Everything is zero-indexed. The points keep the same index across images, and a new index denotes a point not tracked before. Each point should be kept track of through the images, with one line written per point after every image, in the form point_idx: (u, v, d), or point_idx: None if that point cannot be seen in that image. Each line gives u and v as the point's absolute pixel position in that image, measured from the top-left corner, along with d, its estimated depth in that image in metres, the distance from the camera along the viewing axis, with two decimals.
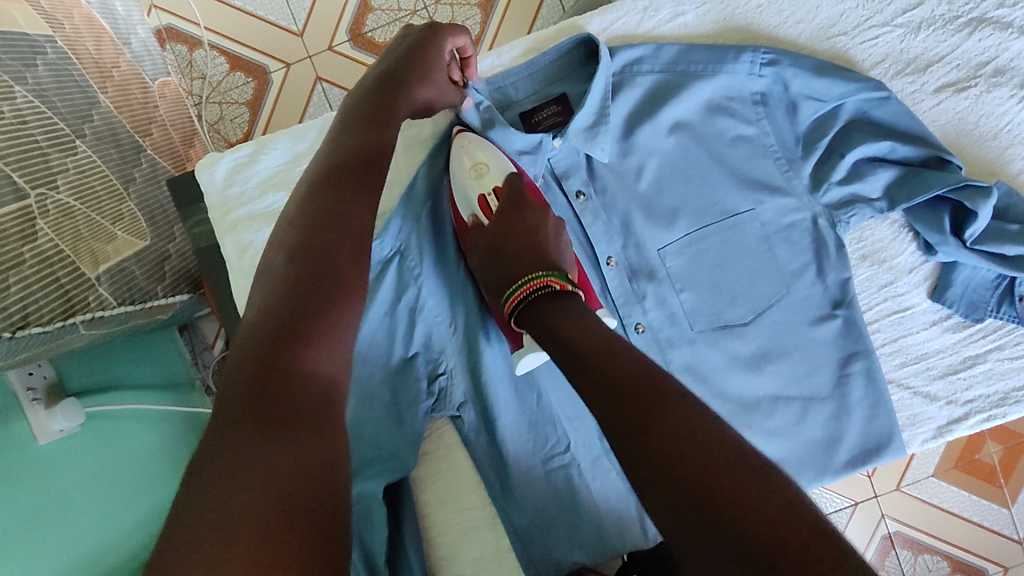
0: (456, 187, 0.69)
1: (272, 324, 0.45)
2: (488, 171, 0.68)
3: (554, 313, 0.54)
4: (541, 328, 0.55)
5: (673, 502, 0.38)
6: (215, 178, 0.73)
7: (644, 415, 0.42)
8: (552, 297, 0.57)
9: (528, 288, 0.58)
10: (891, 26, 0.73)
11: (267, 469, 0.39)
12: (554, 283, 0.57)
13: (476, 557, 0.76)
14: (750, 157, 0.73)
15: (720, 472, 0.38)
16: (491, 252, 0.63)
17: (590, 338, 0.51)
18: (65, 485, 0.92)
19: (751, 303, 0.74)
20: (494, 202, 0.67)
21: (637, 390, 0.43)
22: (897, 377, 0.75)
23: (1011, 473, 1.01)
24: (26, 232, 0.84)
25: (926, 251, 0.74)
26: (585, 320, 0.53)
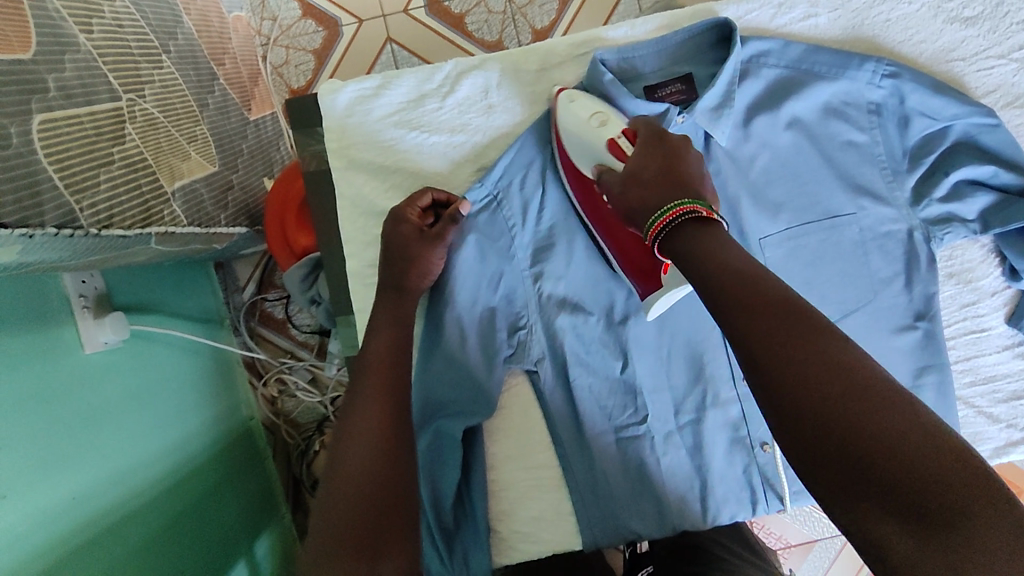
0: (577, 136, 0.68)
1: (373, 465, 0.58)
2: (610, 118, 0.66)
3: (695, 242, 0.50)
4: (674, 254, 0.51)
5: (814, 425, 0.41)
6: (337, 107, 0.75)
7: (792, 343, 0.43)
8: (697, 227, 0.50)
9: (673, 213, 0.51)
10: (1006, 59, 0.76)
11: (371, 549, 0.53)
12: (701, 210, 0.51)
13: (535, 516, 0.79)
14: (858, 163, 0.75)
15: (854, 404, 0.40)
16: (630, 185, 0.57)
17: (717, 263, 0.48)
18: (105, 398, 0.98)
19: (840, 304, 0.76)
20: (625, 145, 0.63)
21: (781, 321, 0.44)
22: (964, 395, 0.79)
23: None
24: (116, 133, 0.84)
25: (1011, 277, 0.77)
26: (727, 245, 0.49)
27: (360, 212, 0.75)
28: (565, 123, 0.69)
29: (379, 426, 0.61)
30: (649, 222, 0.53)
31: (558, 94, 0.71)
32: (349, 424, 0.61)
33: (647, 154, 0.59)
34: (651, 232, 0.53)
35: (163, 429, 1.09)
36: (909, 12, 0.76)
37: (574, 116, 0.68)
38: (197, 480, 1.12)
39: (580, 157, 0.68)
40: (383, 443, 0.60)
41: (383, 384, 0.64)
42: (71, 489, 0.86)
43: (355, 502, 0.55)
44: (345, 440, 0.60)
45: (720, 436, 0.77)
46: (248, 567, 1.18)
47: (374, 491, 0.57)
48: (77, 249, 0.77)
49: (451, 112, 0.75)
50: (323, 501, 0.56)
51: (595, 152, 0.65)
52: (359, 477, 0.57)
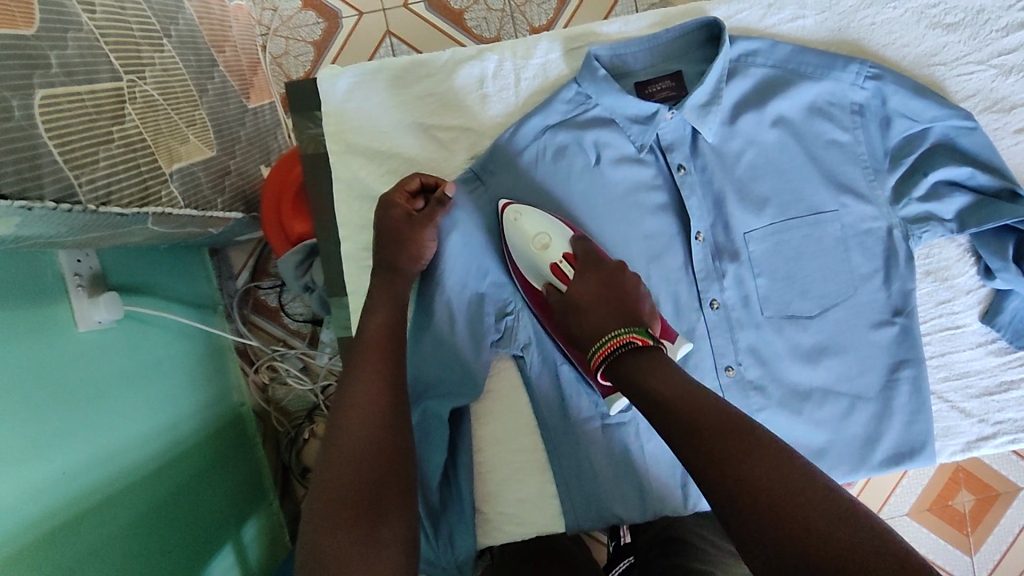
0: (521, 257, 0.71)
1: (369, 442, 0.61)
2: (551, 240, 0.70)
3: (638, 368, 0.58)
4: (622, 380, 0.59)
5: (768, 532, 0.48)
6: (336, 91, 0.76)
7: (737, 458, 0.51)
8: (635, 352, 0.59)
9: (612, 344, 0.60)
10: (985, 65, 0.78)
11: (371, 523, 0.56)
12: (637, 339, 0.59)
13: (520, 498, 0.81)
14: (841, 162, 0.77)
15: (799, 511, 0.47)
16: (580, 314, 0.65)
17: (666, 384, 0.56)
18: (97, 376, 0.99)
19: (820, 298, 0.78)
20: (568, 269, 0.69)
21: (721, 440, 0.52)
22: (938, 389, 0.82)
23: (978, 523, 1.11)
24: (116, 112, 0.85)
25: (985, 276, 0.79)
26: (668, 372, 0.57)
27: (356, 196, 0.76)
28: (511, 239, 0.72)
29: (374, 402, 0.64)
30: (592, 353, 0.62)
31: (502, 211, 0.72)
32: (346, 400, 0.64)
33: (591, 273, 0.67)
34: (594, 362, 0.62)
35: (153, 409, 1.10)
36: (894, 16, 0.78)
37: (520, 238, 0.71)
38: (186, 462, 1.13)
39: (528, 275, 0.72)
40: (378, 419, 0.63)
41: (378, 365, 0.66)
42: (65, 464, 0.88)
43: (354, 476, 0.58)
44: (341, 417, 0.63)
45: None
46: (235, 551, 1.19)
47: (369, 463, 0.60)
48: (74, 224, 0.78)
49: (448, 100, 0.77)
50: (320, 476, 0.59)
51: (542, 275, 0.71)
52: (353, 451, 0.60)
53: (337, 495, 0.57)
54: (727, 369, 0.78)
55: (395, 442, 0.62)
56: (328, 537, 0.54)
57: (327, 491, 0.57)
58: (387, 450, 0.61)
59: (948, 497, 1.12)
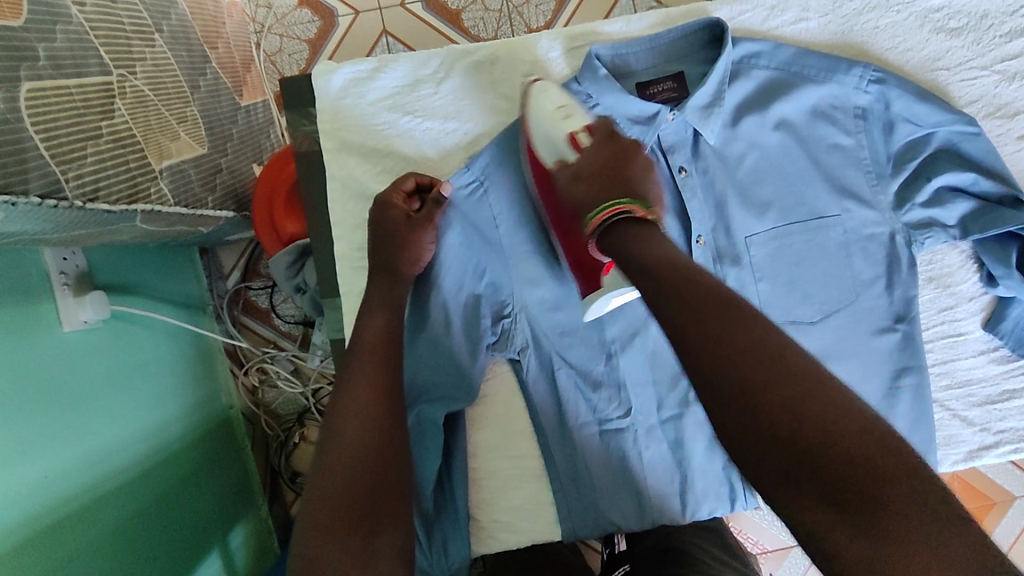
0: (540, 130, 0.70)
1: (365, 448, 0.58)
2: (574, 113, 0.69)
3: (629, 235, 0.58)
4: (617, 249, 0.58)
5: (745, 412, 0.44)
6: (331, 88, 0.75)
7: (722, 331, 0.48)
8: (633, 224, 0.59)
9: (610, 212, 0.60)
10: (989, 70, 0.77)
11: (365, 530, 0.53)
12: (636, 210, 0.59)
13: (516, 506, 0.79)
14: (844, 166, 0.76)
15: (780, 390, 0.44)
16: (577, 187, 0.65)
17: (661, 259, 0.54)
18: (83, 376, 0.97)
19: (822, 304, 0.77)
20: (584, 138, 0.67)
21: (707, 310, 0.49)
22: (940, 397, 0.81)
23: None
24: (105, 107, 0.83)
25: (987, 283, 0.79)
26: (661, 243, 0.56)
27: (350, 195, 0.75)
28: (532, 114, 0.71)
29: (369, 408, 0.61)
30: (588, 218, 0.62)
31: (528, 85, 0.72)
32: (340, 405, 0.61)
33: (601, 148, 0.66)
34: (590, 227, 0.61)
35: (139, 411, 1.08)
36: (897, 20, 0.78)
37: (543, 109, 0.70)
38: (172, 465, 1.11)
39: (541, 150, 0.70)
40: (375, 425, 0.60)
41: (374, 370, 0.64)
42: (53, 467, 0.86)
43: (349, 483, 0.55)
44: (336, 422, 0.60)
45: (702, 430, 0.78)
46: (222, 557, 1.17)
47: (365, 471, 0.57)
48: (60, 221, 0.76)
49: (446, 98, 0.75)
50: (313, 482, 0.56)
51: (554, 146, 0.68)
52: (347, 459, 0.57)
53: (331, 501, 0.54)
54: None
55: (392, 449, 0.60)
56: (321, 546, 0.51)
57: (321, 498, 0.54)
58: (384, 456, 0.59)
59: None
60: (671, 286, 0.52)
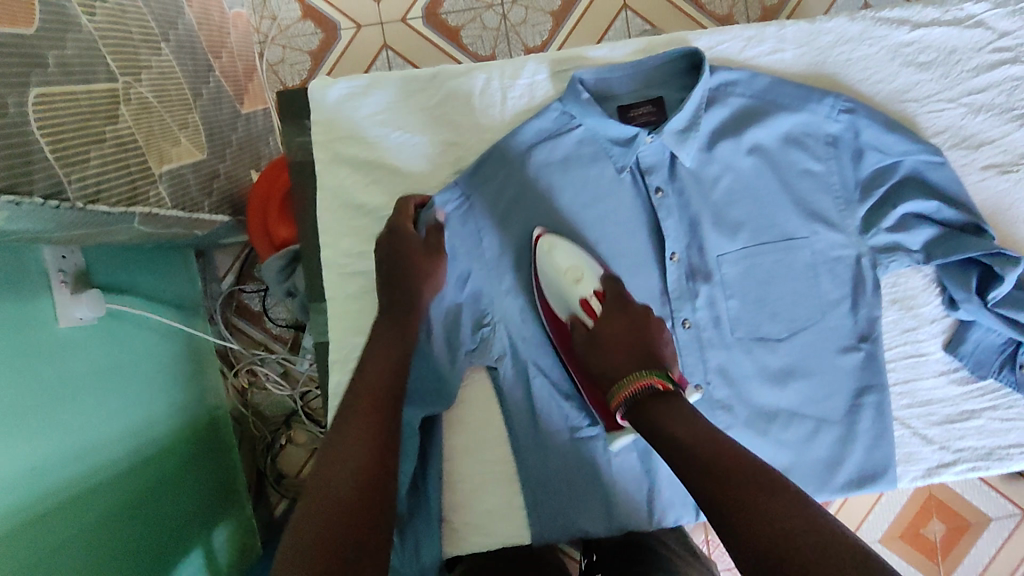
0: (551, 288, 0.73)
1: (365, 453, 0.60)
2: (584, 275, 0.72)
3: (657, 411, 0.60)
4: (641, 420, 0.62)
5: (755, 539, 0.49)
6: (326, 101, 0.78)
7: (731, 472, 0.54)
8: (656, 396, 0.62)
9: (635, 387, 0.63)
10: (955, 103, 0.81)
11: (359, 526, 0.54)
12: (659, 383, 0.62)
13: (488, 509, 0.82)
14: (814, 191, 0.79)
15: (788, 524, 0.49)
16: (601, 353, 0.68)
17: (688, 428, 0.58)
18: (75, 374, 0.99)
19: (789, 322, 0.80)
20: (596, 306, 0.71)
21: (721, 461, 0.55)
22: (901, 415, 0.84)
23: (948, 553, 1.18)
24: (112, 113, 0.87)
25: (949, 306, 0.82)
26: (692, 419, 0.59)
27: (339, 203, 0.78)
28: (541, 263, 0.74)
29: (369, 418, 0.63)
30: (615, 390, 0.65)
31: (537, 239, 0.75)
32: (346, 415, 0.63)
33: (615, 317, 0.69)
34: (617, 399, 0.64)
35: (129, 408, 1.10)
36: (869, 53, 0.81)
37: (552, 268, 0.72)
38: (160, 461, 1.14)
39: (552, 304, 0.74)
40: (376, 433, 0.62)
41: (380, 384, 0.66)
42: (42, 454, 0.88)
43: (349, 483, 0.57)
44: (342, 429, 0.62)
45: None
46: (204, 555, 1.19)
47: (364, 473, 0.58)
48: (61, 221, 0.80)
49: (435, 115, 0.79)
50: (315, 480, 0.57)
51: (567, 309, 0.72)
52: (348, 462, 0.58)
53: (331, 496, 0.55)
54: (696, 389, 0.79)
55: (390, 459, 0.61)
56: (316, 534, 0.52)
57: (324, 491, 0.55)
58: (383, 464, 0.60)
59: (920, 526, 1.19)
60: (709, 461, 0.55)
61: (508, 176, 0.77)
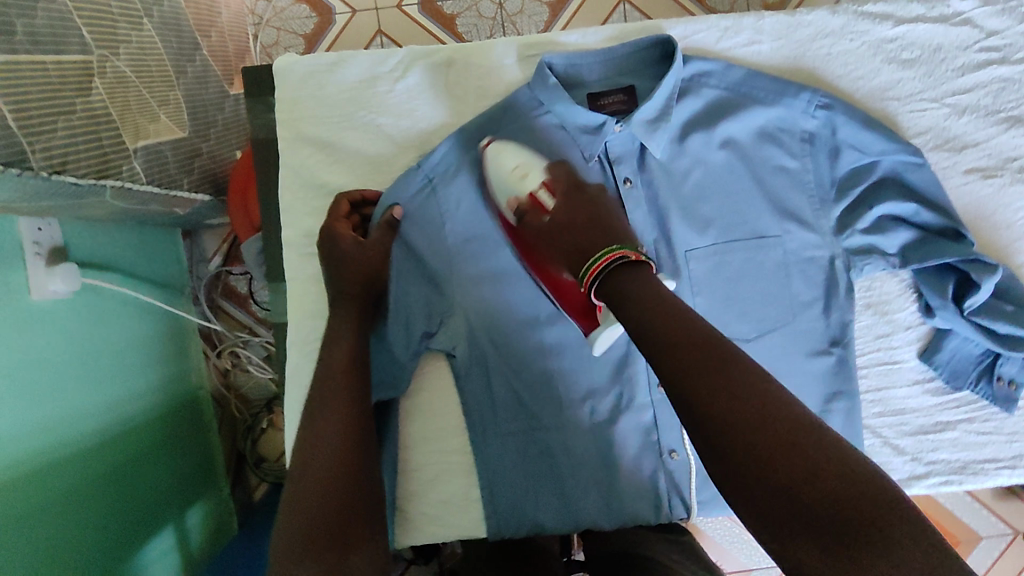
0: (500, 188, 0.70)
1: (338, 471, 0.64)
2: (530, 170, 0.69)
3: (626, 283, 0.57)
4: (612, 296, 0.58)
5: (743, 454, 0.47)
6: (291, 78, 0.77)
7: (712, 373, 0.50)
8: (630, 268, 0.58)
9: (609, 259, 0.59)
10: (939, 103, 0.79)
11: (340, 552, 0.60)
12: (630, 254, 0.59)
13: (443, 499, 0.81)
14: (788, 188, 0.77)
15: (785, 438, 0.47)
16: (559, 234, 0.65)
17: (653, 309, 0.54)
18: (49, 347, 0.99)
19: (758, 322, 0.78)
20: (546, 198, 0.67)
21: (698, 358, 0.51)
22: (872, 424, 0.82)
23: None
24: (82, 85, 0.86)
25: (925, 312, 0.80)
26: (659, 290, 0.56)
27: (301, 183, 0.77)
28: (493, 172, 0.71)
29: (340, 426, 0.66)
30: (586, 267, 0.61)
31: (485, 148, 0.72)
32: (316, 420, 0.66)
33: (572, 201, 0.67)
34: (585, 278, 0.60)
35: (103, 383, 1.10)
36: (851, 49, 0.79)
37: (500, 172, 0.70)
38: (132, 438, 1.13)
39: (504, 209, 0.71)
40: (347, 444, 0.65)
41: (346, 383, 0.68)
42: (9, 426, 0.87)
43: (325, 506, 0.61)
44: (314, 438, 0.65)
45: (632, 437, 0.79)
46: (176, 533, 1.19)
47: (338, 493, 0.62)
48: (28, 189, 0.79)
49: (401, 97, 0.78)
50: (294, 502, 0.61)
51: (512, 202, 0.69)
52: (319, 492, 0.62)
53: (311, 524, 0.60)
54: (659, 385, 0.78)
55: (361, 471, 0.65)
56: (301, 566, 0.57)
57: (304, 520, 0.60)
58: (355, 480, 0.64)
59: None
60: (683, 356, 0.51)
61: (473, 160, 0.75)
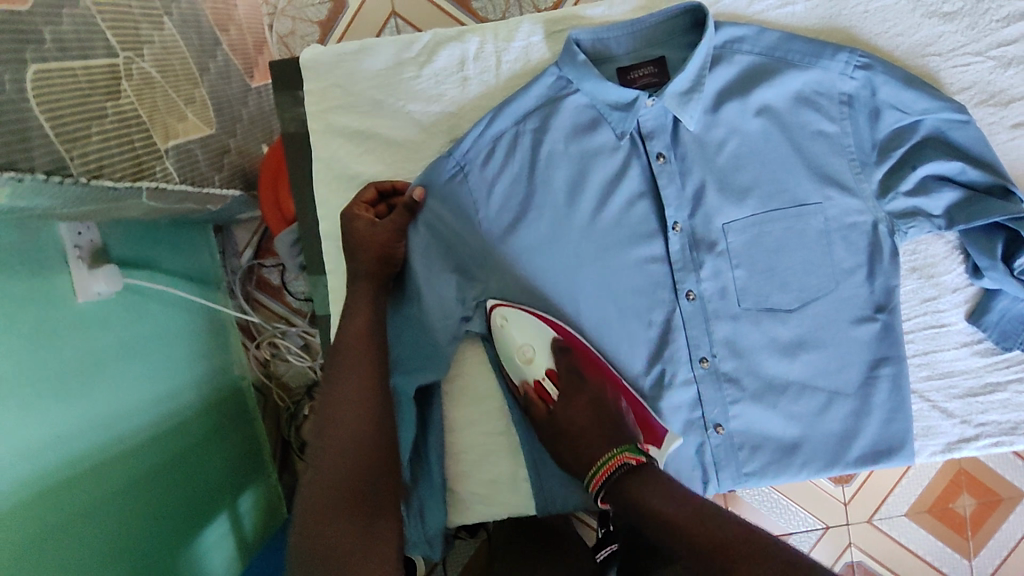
0: (508, 364, 0.77)
1: (357, 441, 0.69)
2: (535, 352, 0.75)
3: (636, 489, 0.66)
4: (624, 503, 0.66)
5: None
6: (317, 71, 0.77)
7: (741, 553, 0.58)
8: (630, 472, 0.68)
9: (609, 468, 0.68)
10: (983, 57, 0.77)
11: (355, 516, 0.65)
12: (631, 459, 0.68)
13: (491, 479, 0.83)
14: (827, 153, 0.75)
15: None
16: (570, 427, 0.74)
17: (671, 504, 0.64)
18: (99, 348, 1.01)
19: (800, 292, 0.77)
20: (549, 387, 0.76)
21: (725, 541, 0.60)
22: (921, 388, 0.81)
23: (977, 527, 1.17)
24: (111, 88, 0.87)
25: (973, 274, 0.78)
26: (667, 488, 0.65)
27: (335, 176, 0.77)
28: (498, 342, 0.76)
29: (357, 400, 0.70)
30: (589, 478, 0.70)
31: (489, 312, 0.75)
32: (336, 395, 0.70)
33: (574, 398, 0.75)
34: (591, 486, 0.70)
35: (154, 378, 1.13)
36: (889, 5, 0.77)
37: (505, 349, 0.75)
38: (184, 433, 1.16)
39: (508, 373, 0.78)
40: (365, 417, 0.70)
41: (364, 362, 0.71)
42: (69, 429, 0.90)
43: (342, 474, 0.67)
44: (335, 412, 0.70)
45: (675, 416, 0.79)
46: (231, 520, 1.23)
47: (355, 462, 0.68)
48: (69, 195, 0.81)
49: (428, 82, 0.77)
50: (317, 471, 0.68)
51: (519, 378, 0.77)
52: (338, 461, 0.67)
53: (329, 491, 0.66)
54: (701, 360, 0.78)
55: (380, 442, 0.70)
56: (320, 527, 0.64)
57: (323, 488, 0.66)
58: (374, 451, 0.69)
59: (949, 500, 1.18)
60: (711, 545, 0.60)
61: (503, 140, 0.75)
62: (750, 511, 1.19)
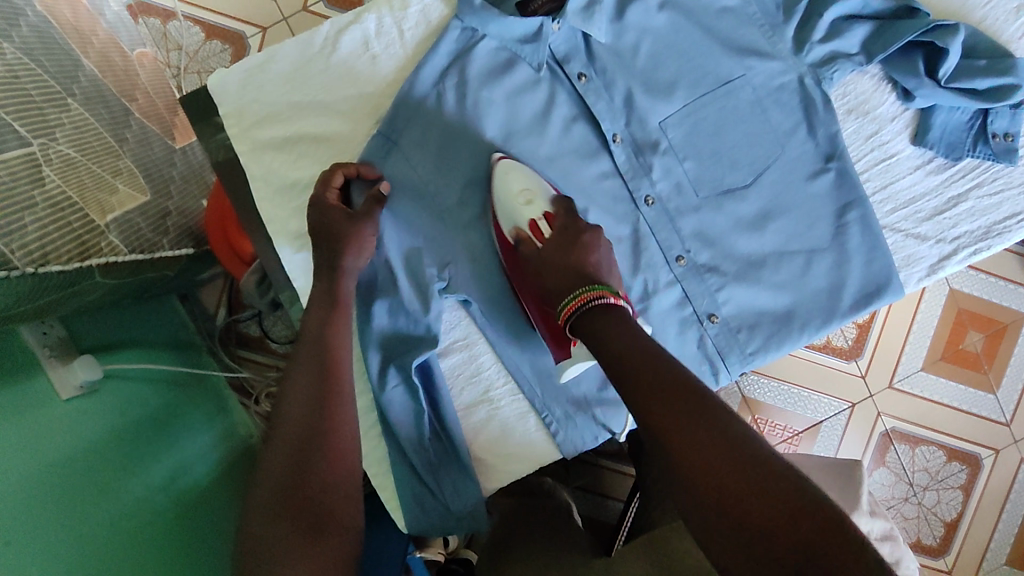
0: (503, 210, 0.73)
1: (299, 441, 0.63)
2: (536, 196, 0.72)
3: (600, 324, 0.62)
4: (586, 332, 0.63)
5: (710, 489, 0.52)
6: (227, 95, 0.75)
7: (687, 404, 0.55)
8: (603, 308, 0.63)
9: (582, 299, 0.63)
10: None
11: (295, 519, 0.60)
12: (607, 295, 0.63)
13: (517, 439, 0.81)
14: (736, 27, 0.76)
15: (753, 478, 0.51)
16: (542, 268, 0.69)
17: (622, 343, 0.60)
18: (102, 442, 0.98)
19: (751, 166, 0.78)
20: (546, 227, 0.71)
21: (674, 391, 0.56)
22: (888, 223, 0.82)
23: (993, 358, 1.20)
24: (35, 176, 0.83)
25: (905, 98, 0.80)
26: (633, 332, 0.61)
27: (275, 189, 0.77)
28: (497, 190, 0.73)
29: (305, 397, 0.66)
30: (561, 305, 0.65)
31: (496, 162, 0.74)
32: (287, 396, 0.66)
33: (565, 237, 0.70)
34: (562, 314, 0.65)
35: (164, 456, 1.09)
36: None
37: (505, 194, 0.72)
38: (209, 500, 1.13)
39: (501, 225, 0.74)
40: (314, 414, 0.65)
41: (314, 363, 0.68)
42: (87, 541, 0.86)
43: (281, 479, 0.61)
44: (281, 413, 0.66)
45: (670, 322, 0.79)
46: None
47: (297, 457, 0.62)
48: (20, 289, 0.78)
49: (338, 72, 0.77)
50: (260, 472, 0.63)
51: (513, 226, 0.72)
52: (280, 464, 0.62)
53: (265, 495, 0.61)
54: (677, 259, 0.79)
55: (331, 445, 0.64)
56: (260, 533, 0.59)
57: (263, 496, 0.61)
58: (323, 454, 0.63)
59: (959, 341, 1.21)
60: (669, 395, 0.56)
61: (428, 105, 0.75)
62: (777, 411, 1.20)
